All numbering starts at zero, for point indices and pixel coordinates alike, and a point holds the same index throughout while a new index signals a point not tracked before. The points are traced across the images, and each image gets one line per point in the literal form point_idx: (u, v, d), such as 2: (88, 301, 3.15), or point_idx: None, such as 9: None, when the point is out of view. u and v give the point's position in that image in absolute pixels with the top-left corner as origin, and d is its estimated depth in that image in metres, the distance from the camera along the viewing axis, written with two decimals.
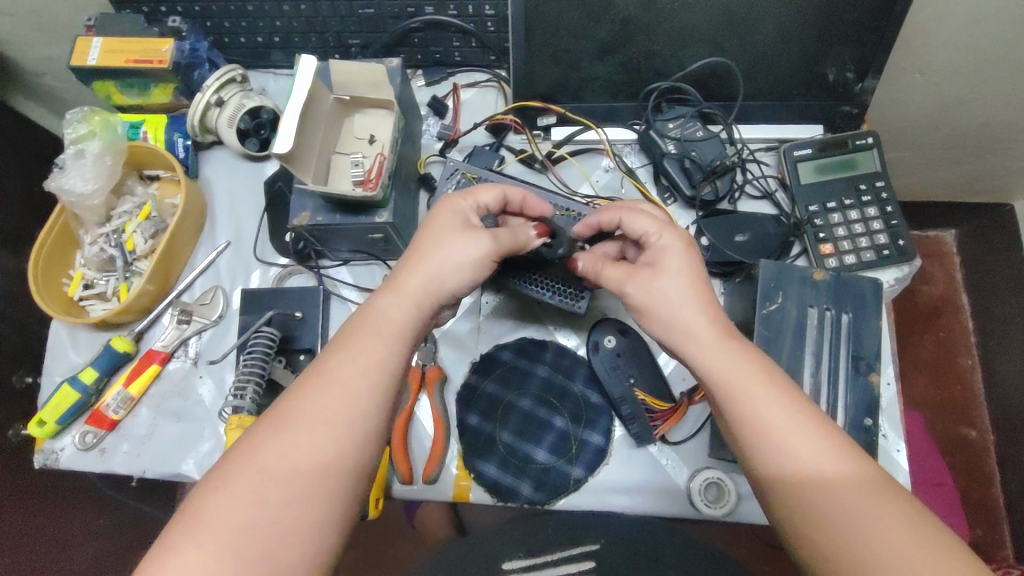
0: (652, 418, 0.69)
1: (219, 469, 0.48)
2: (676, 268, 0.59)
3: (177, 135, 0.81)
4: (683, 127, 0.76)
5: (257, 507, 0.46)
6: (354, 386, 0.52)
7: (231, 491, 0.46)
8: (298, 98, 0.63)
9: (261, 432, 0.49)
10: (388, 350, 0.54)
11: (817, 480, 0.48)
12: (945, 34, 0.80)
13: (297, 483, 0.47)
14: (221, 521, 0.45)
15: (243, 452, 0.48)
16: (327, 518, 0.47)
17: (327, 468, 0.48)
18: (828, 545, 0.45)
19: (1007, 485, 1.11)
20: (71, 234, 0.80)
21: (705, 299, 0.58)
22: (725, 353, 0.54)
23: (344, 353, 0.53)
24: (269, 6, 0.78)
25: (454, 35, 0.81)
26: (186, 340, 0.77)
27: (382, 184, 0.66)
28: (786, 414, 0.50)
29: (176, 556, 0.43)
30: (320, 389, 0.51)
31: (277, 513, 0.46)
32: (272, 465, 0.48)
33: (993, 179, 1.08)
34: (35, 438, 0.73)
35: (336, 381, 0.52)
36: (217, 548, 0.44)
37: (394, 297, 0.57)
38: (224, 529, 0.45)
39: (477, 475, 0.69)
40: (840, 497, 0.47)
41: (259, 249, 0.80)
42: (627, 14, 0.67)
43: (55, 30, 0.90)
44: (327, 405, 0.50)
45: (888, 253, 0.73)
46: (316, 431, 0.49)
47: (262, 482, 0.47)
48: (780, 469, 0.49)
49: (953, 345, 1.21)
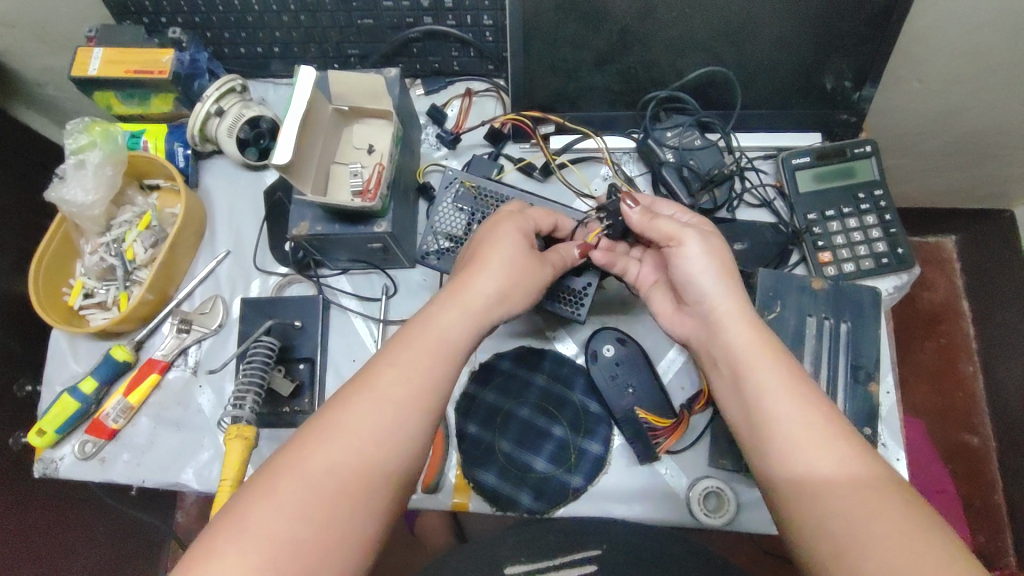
0: (656, 435, 0.69)
1: (258, 477, 0.47)
2: (708, 273, 0.59)
3: (177, 144, 0.82)
4: (681, 137, 0.76)
5: (290, 516, 0.45)
6: (379, 399, 0.51)
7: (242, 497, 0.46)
8: (298, 107, 0.63)
9: (301, 442, 0.48)
10: (428, 366, 0.54)
11: (841, 480, 0.47)
12: (943, 42, 0.80)
13: (312, 491, 0.46)
14: (254, 524, 0.44)
15: (283, 461, 0.47)
16: (348, 532, 0.46)
17: (341, 477, 0.47)
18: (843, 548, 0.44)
19: (1009, 491, 1.10)
20: (72, 244, 0.80)
21: (732, 302, 0.57)
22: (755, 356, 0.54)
23: (388, 366, 0.53)
24: (270, 16, 0.79)
25: (453, 44, 0.81)
26: (186, 349, 0.77)
27: (381, 195, 0.67)
28: (808, 417, 0.50)
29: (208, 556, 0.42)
30: (363, 401, 0.50)
31: (292, 517, 0.45)
32: (311, 473, 0.47)
33: (994, 184, 1.08)
34: (35, 448, 0.73)
35: (375, 393, 0.51)
36: (250, 550, 0.43)
37: (439, 310, 0.57)
38: (238, 537, 0.43)
39: (476, 484, 0.69)
40: (857, 502, 0.45)
41: (258, 259, 0.81)
42: (624, 24, 0.68)
43: (56, 40, 0.91)
44: (367, 416, 0.50)
45: (886, 261, 0.73)
46: (336, 440, 0.48)
47: (297, 487, 0.46)
48: (800, 468, 0.48)
49: (955, 351, 1.21)
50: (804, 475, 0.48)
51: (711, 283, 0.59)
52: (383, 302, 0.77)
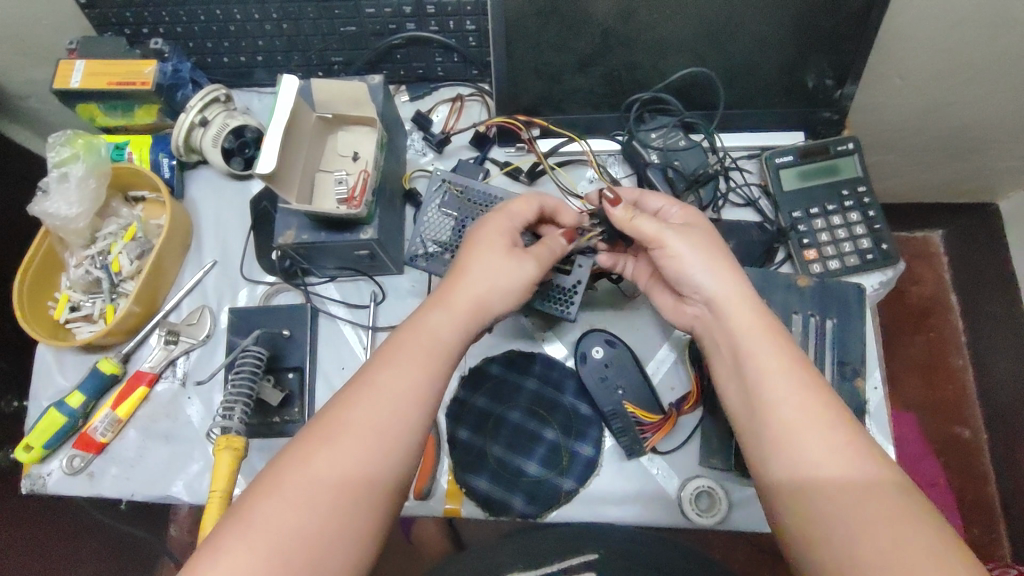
0: (642, 430, 0.69)
1: (266, 478, 0.47)
2: (698, 263, 0.59)
3: (162, 155, 0.82)
4: (665, 137, 0.77)
5: (305, 512, 0.45)
6: (383, 397, 0.50)
7: (258, 491, 0.46)
8: (281, 116, 0.63)
9: (311, 441, 0.48)
10: (434, 367, 0.54)
11: (854, 474, 0.46)
12: (921, 40, 0.81)
13: (323, 489, 0.46)
14: (268, 524, 0.44)
15: (292, 459, 0.47)
16: (362, 528, 0.47)
17: (348, 480, 0.47)
18: (835, 543, 0.44)
19: (1001, 483, 1.11)
20: (57, 257, 0.80)
21: (724, 291, 0.57)
22: (755, 349, 0.53)
23: (393, 365, 0.52)
24: (252, 26, 0.79)
25: (436, 50, 0.81)
26: (175, 361, 0.77)
27: (367, 201, 0.67)
28: (811, 409, 0.50)
29: (221, 555, 0.43)
30: (371, 400, 0.50)
31: (304, 514, 0.45)
32: (321, 474, 0.47)
33: (977, 179, 1.09)
34: (22, 463, 0.72)
35: (381, 391, 0.51)
36: (263, 547, 0.43)
37: (431, 313, 0.57)
38: (249, 536, 0.44)
39: (468, 489, 0.69)
40: (868, 504, 0.45)
41: (246, 268, 0.80)
42: (605, 27, 0.68)
43: (37, 54, 0.90)
44: (372, 414, 0.49)
45: (871, 257, 0.73)
46: (345, 440, 0.48)
47: (309, 484, 0.46)
48: (802, 457, 0.48)
49: (943, 344, 1.21)
50: (810, 462, 0.47)
51: (697, 268, 0.58)
52: (372, 309, 0.77)
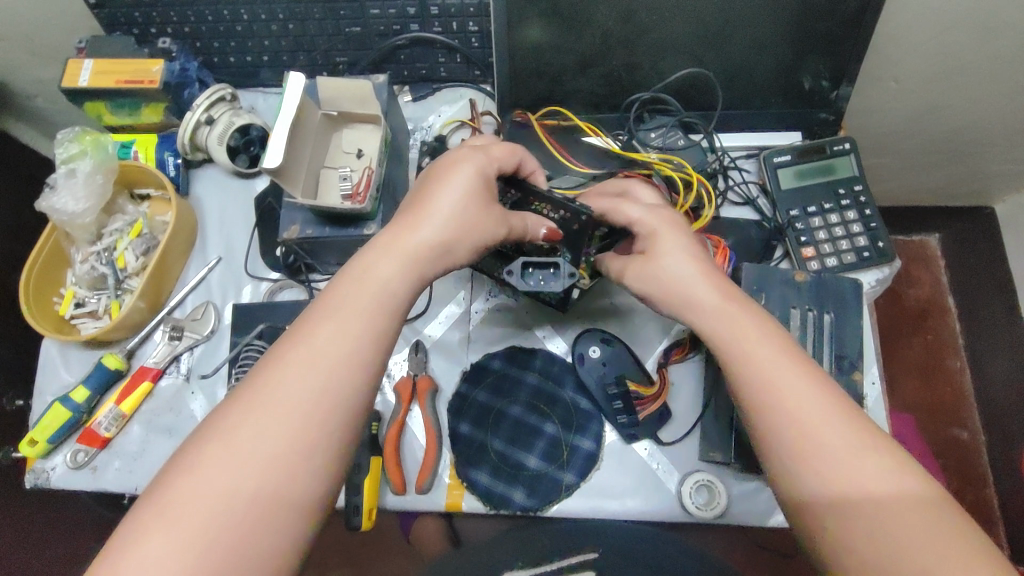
0: (641, 404, 0.71)
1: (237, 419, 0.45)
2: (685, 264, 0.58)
3: (167, 153, 0.82)
4: (664, 137, 0.79)
5: (288, 466, 0.44)
6: (370, 344, 0.49)
7: (227, 441, 0.44)
8: (287, 112, 0.64)
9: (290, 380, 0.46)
10: None
11: (846, 458, 0.45)
12: (916, 44, 0.82)
13: (304, 436, 0.44)
14: (247, 472, 0.43)
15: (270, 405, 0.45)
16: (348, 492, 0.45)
17: (310, 433, 0.45)
18: (841, 529, 0.43)
19: (999, 485, 1.11)
20: (62, 253, 0.80)
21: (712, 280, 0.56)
22: (743, 336, 0.53)
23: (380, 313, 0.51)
24: (258, 26, 0.80)
25: (439, 51, 0.83)
26: (178, 356, 0.77)
27: (370, 197, 0.68)
28: (807, 389, 0.49)
29: (202, 505, 0.41)
30: (354, 346, 0.48)
31: (286, 467, 0.44)
32: (302, 423, 0.45)
33: (972, 182, 1.11)
34: (27, 457, 0.73)
35: (367, 339, 0.49)
36: (244, 498, 0.42)
37: (405, 242, 0.53)
38: (229, 484, 0.42)
39: (470, 483, 0.70)
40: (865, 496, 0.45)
41: (249, 264, 0.81)
42: (606, 28, 0.70)
43: (46, 54, 0.91)
44: (358, 363, 0.48)
45: (867, 255, 0.75)
46: (326, 386, 0.46)
47: (293, 433, 0.44)
48: (798, 436, 0.47)
49: (941, 346, 1.23)
50: (805, 440, 0.47)
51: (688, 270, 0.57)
52: None
